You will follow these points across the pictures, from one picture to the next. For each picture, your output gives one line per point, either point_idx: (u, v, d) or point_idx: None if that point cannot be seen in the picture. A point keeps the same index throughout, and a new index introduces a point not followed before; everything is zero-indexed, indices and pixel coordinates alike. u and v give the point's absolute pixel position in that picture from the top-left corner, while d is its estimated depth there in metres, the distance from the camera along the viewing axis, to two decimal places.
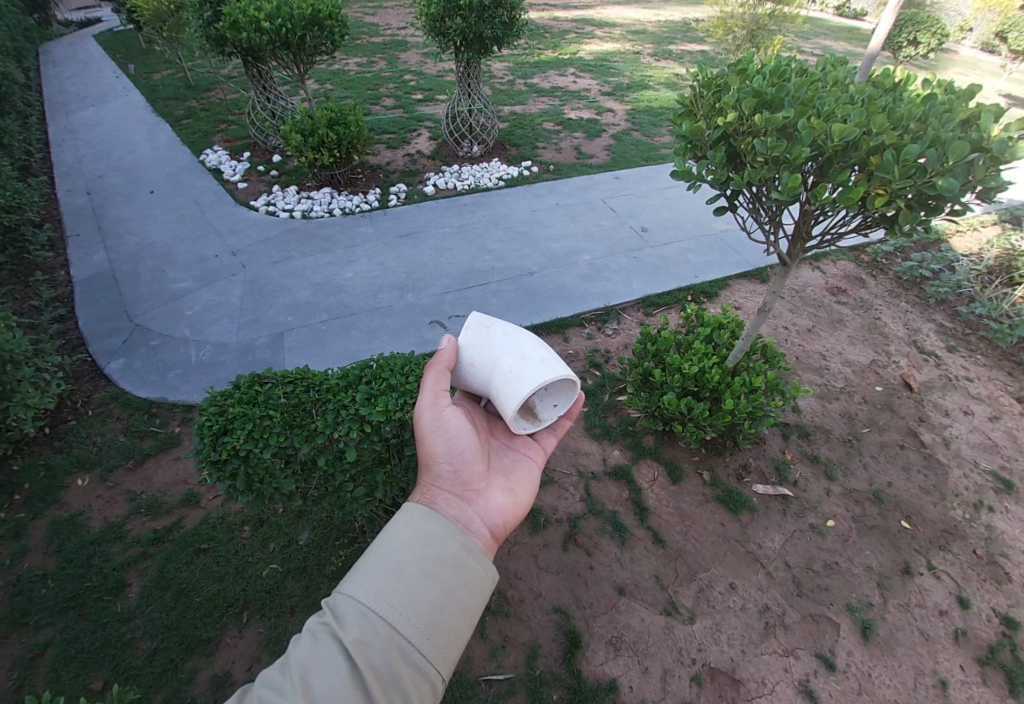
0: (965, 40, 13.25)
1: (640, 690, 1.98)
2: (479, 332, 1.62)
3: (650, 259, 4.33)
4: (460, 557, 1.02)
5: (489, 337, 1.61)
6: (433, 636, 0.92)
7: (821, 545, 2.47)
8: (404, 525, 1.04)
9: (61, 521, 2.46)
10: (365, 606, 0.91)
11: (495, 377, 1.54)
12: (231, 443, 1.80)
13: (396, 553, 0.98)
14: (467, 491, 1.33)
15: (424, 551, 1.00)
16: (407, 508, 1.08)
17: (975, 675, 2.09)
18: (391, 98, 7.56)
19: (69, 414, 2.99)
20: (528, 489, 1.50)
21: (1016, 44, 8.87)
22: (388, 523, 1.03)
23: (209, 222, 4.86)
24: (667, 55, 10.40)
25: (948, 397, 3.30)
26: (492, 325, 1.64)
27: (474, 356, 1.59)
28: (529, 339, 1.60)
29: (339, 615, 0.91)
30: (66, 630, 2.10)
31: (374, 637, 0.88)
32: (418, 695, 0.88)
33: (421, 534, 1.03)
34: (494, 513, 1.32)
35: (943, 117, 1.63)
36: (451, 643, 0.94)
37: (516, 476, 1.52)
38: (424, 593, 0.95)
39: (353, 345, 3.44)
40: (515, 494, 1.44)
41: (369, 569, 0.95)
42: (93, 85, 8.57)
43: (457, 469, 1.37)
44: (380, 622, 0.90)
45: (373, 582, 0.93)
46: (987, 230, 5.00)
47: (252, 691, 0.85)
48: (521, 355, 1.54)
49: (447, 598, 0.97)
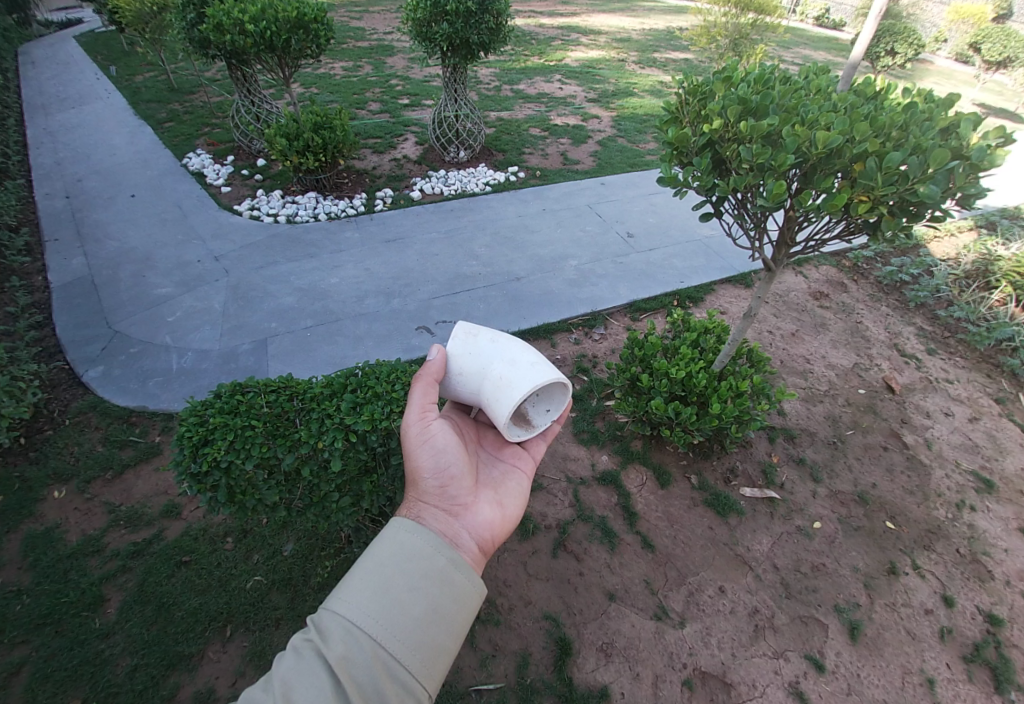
0: (939, 51, 13.65)
1: (632, 697, 1.97)
2: (466, 340, 1.61)
3: (637, 264, 4.37)
4: (447, 571, 1.00)
5: (477, 345, 1.60)
6: (419, 652, 0.90)
7: (808, 547, 2.49)
8: (390, 539, 1.02)
9: (37, 535, 2.38)
10: (350, 622, 0.89)
11: (486, 384, 1.53)
12: (211, 455, 1.75)
13: (382, 568, 0.96)
14: (454, 506, 1.31)
15: (411, 565, 0.98)
16: (394, 522, 1.06)
17: (961, 673, 2.12)
18: (377, 103, 7.54)
19: (46, 424, 2.91)
20: (516, 502, 1.48)
21: (989, 55, 9.16)
22: (374, 537, 1.01)
23: (192, 227, 4.78)
24: (652, 62, 10.55)
25: (928, 398, 3.36)
26: (479, 333, 1.64)
27: (463, 365, 1.58)
28: (517, 344, 1.60)
29: (323, 630, 0.89)
30: (41, 647, 2.03)
31: (359, 654, 0.87)
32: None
33: (408, 548, 1.01)
34: (481, 528, 1.31)
35: (924, 125, 1.67)
36: (438, 658, 0.93)
37: (505, 488, 1.50)
38: (410, 608, 0.93)
39: (339, 352, 3.40)
40: (504, 506, 1.43)
41: (354, 584, 0.93)
42: (72, 87, 8.41)
43: (444, 484, 1.35)
44: (365, 639, 0.88)
45: (358, 598, 0.91)
46: (964, 235, 5.14)
47: None
48: (511, 361, 1.53)
49: (434, 613, 0.95)
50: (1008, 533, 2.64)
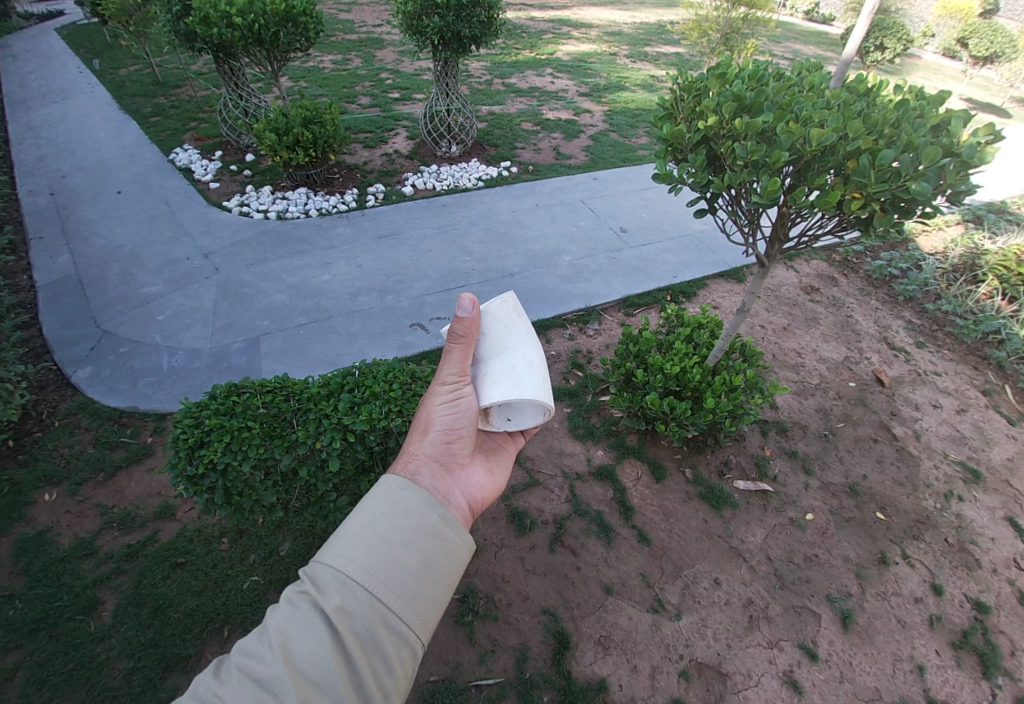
0: (927, 46, 13.77)
1: (630, 688, 2.00)
2: (510, 313, 1.46)
3: (630, 260, 4.38)
4: (440, 527, 1.00)
5: (515, 324, 1.46)
6: (414, 603, 0.91)
7: (801, 538, 2.53)
8: (383, 495, 1.02)
9: (28, 539, 2.36)
10: (345, 574, 0.90)
11: (492, 364, 1.39)
12: (208, 456, 1.74)
13: (375, 523, 0.96)
14: (452, 462, 1.33)
15: (403, 520, 0.98)
16: (388, 479, 1.05)
17: (949, 659, 2.17)
18: (367, 97, 7.46)
19: (35, 426, 2.87)
20: (505, 472, 1.49)
21: (975, 51, 9.25)
22: (367, 493, 1.01)
23: (180, 223, 4.72)
24: (643, 56, 10.53)
25: (917, 391, 3.41)
26: (525, 316, 1.49)
27: (490, 330, 1.44)
28: (545, 353, 1.45)
29: (318, 583, 0.90)
30: (35, 652, 2.01)
31: (354, 604, 0.88)
32: (400, 661, 0.88)
33: (401, 504, 1.00)
34: (474, 489, 1.32)
35: (915, 122, 1.68)
36: (433, 610, 0.94)
37: (496, 457, 1.51)
38: (403, 562, 0.93)
39: (333, 349, 3.38)
40: (496, 474, 1.44)
41: (348, 538, 0.94)
42: (54, 81, 8.22)
43: (448, 441, 1.35)
44: (360, 590, 0.89)
45: (352, 551, 0.92)
46: (951, 229, 5.21)
47: (232, 658, 0.85)
48: (531, 363, 1.39)
49: (426, 567, 0.95)
50: (995, 522, 2.70)
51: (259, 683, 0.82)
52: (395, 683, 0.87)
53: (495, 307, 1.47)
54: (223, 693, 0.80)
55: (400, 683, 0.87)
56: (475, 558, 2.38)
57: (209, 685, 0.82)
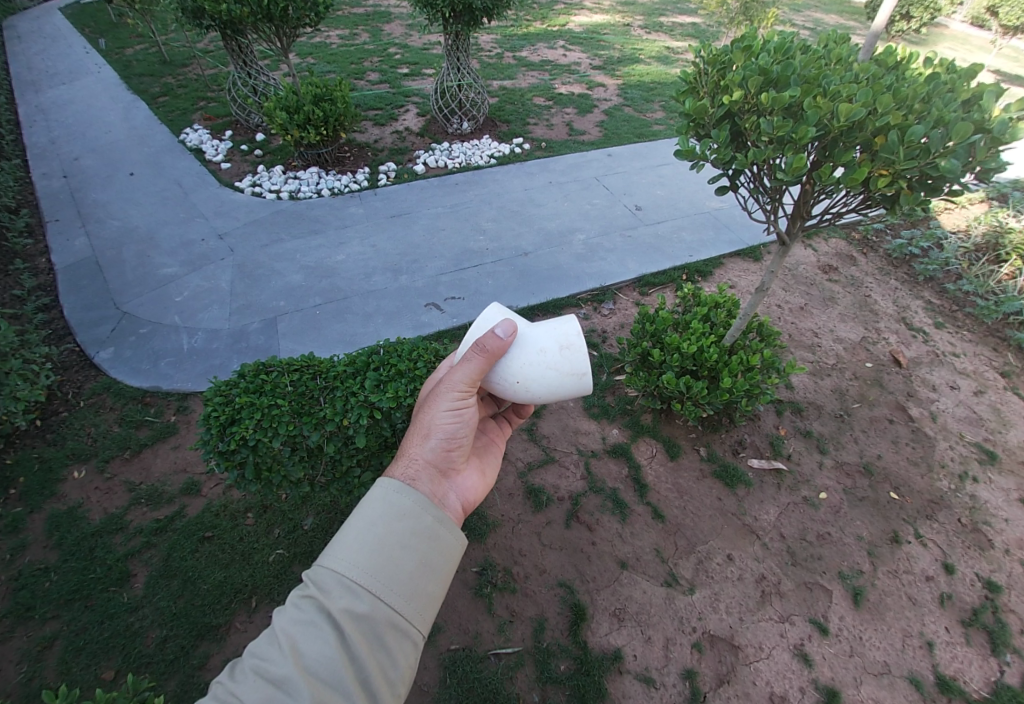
0: (956, 15, 13.11)
1: (644, 658, 2.06)
2: (562, 334, 1.60)
3: (645, 239, 4.33)
4: (434, 528, 1.09)
5: (550, 340, 1.59)
6: (413, 600, 1.00)
7: (814, 517, 2.56)
8: (380, 499, 1.08)
9: (61, 514, 2.44)
10: (349, 579, 0.98)
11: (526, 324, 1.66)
12: (239, 433, 1.80)
13: (375, 528, 1.04)
14: (450, 469, 1.36)
15: (399, 524, 1.06)
16: (383, 485, 1.11)
17: (959, 636, 2.21)
18: (376, 73, 7.35)
19: (61, 406, 2.94)
20: (496, 472, 1.57)
21: (1006, 19, 8.79)
22: (366, 501, 1.07)
23: (193, 204, 4.73)
24: (658, 27, 10.19)
25: (935, 372, 3.38)
26: (559, 352, 1.58)
27: (558, 325, 1.64)
28: (517, 370, 1.54)
29: (322, 587, 0.97)
30: (72, 622, 2.10)
31: (358, 605, 0.96)
32: (402, 653, 0.97)
33: (398, 508, 1.08)
34: (468, 490, 1.39)
35: (946, 97, 1.64)
36: (430, 604, 1.03)
37: (487, 459, 1.58)
38: (402, 563, 1.02)
39: (350, 330, 3.41)
40: (487, 473, 1.51)
41: (349, 544, 1.01)
42: (62, 62, 8.16)
43: (448, 448, 1.37)
44: (365, 592, 0.97)
45: (353, 557, 0.99)
46: (975, 208, 5.09)
47: (247, 663, 0.92)
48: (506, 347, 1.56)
49: (423, 565, 1.04)
50: (1009, 504, 2.70)
51: (272, 683, 0.89)
52: (399, 673, 0.96)
53: (579, 342, 1.59)
54: (242, 691, 0.88)
55: (403, 673, 0.97)
56: (494, 532, 2.43)
57: (227, 686, 0.90)
